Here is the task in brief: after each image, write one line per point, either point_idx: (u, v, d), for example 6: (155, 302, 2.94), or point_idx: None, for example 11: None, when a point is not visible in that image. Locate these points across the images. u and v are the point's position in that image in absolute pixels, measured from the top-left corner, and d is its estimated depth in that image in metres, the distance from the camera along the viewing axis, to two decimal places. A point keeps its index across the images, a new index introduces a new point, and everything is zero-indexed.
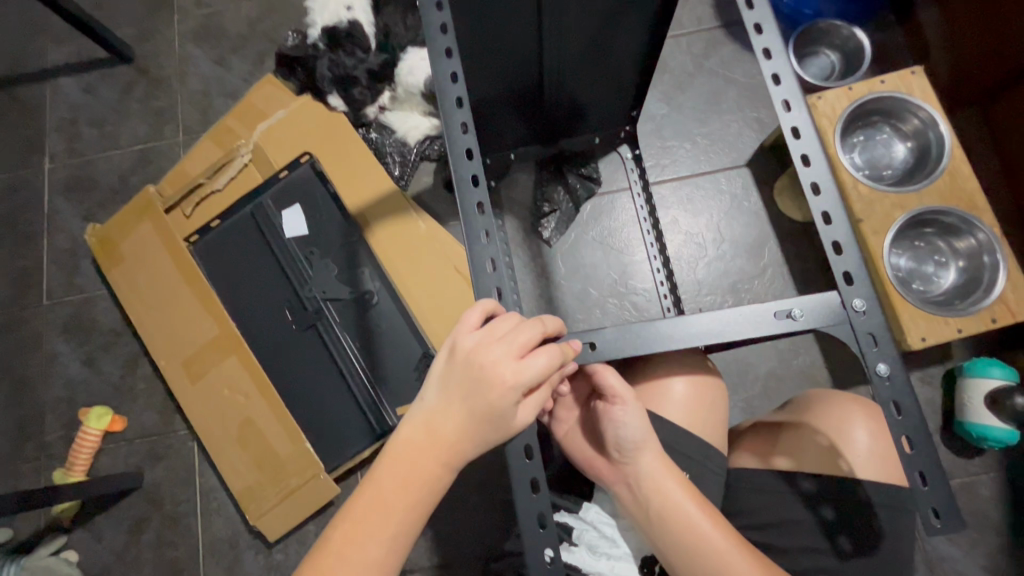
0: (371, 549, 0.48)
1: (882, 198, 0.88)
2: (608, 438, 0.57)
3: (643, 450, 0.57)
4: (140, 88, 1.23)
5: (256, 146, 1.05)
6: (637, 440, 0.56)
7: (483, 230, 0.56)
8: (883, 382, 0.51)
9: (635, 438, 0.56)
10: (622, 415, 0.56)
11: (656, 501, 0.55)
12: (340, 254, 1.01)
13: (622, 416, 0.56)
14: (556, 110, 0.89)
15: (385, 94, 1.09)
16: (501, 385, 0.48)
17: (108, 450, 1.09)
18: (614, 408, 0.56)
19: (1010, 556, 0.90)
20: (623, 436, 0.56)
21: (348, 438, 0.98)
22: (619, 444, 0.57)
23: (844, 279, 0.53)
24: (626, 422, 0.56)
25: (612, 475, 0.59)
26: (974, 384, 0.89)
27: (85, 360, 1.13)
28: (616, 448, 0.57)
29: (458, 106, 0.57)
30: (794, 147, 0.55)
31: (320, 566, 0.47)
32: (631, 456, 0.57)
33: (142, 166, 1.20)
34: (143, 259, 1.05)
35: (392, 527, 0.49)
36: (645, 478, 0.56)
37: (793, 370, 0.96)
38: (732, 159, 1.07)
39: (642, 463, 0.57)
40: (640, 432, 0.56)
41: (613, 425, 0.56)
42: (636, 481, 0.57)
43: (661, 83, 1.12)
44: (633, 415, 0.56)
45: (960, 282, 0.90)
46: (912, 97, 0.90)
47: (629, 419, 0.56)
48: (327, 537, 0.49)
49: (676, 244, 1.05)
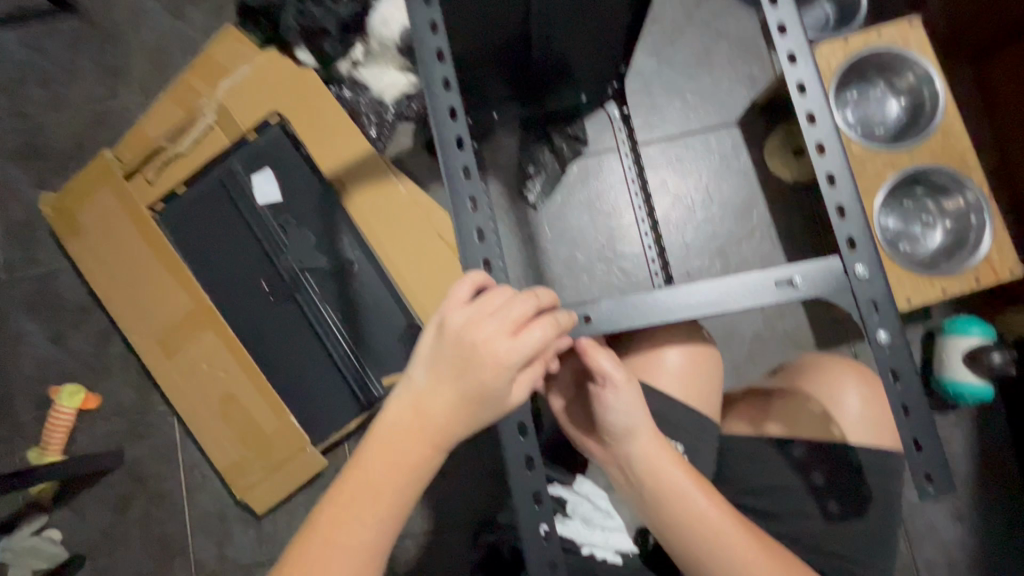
0: (361, 532, 0.46)
1: (874, 157, 0.86)
2: (600, 421, 0.57)
3: (636, 432, 0.56)
4: (88, 42, 1.13)
5: (220, 106, 0.98)
6: (628, 423, 0.55)
7: (469, 197, 0.53)
8: (882, 350, 0.52)
9: (625, 421, 0.55)
10: (613, 400, 0.55)
11: (649, 477, 0.55)
12: (318, 221, 0.96)
13: (611, 400, 0.55)
14: (542, 66, 0.84)
15: (358, 47, 1.00)
16: (494, 362, 0.46)
17: (84, 428, 1.06)
18: (605, 393, 0.55)
19: (977, 504, 0.94)
20: (613, 419, 0.55)
21: (334, 411, 0.96)
22: (612, 426, 0.56)
23: (848, 243, 0.53)
24: (616, 406, 0.55)
25: (606, 453, 0.59)
26: (953, 342, 0.90)
27: (52, 336, 1.08)
28: (607, 432, 0.57)
29: (439, 61, 0.54)
30: (800, 105, 0.54)
31: (309, 551, 0.46)
32: (622, 438, 0.56)
33: (97, 128, 1.11)
34: (104, 228, 0.99)
35: (383, 509, 0.47)
36: (639, 459, 0.56)
37: (779, 333, 0.96)
38: (723, 117, 1.04)
39: (634, 444, 0.56)
40: (632, 415, 0.55)
41: (603, 409, 0.55)
42: (628, 462, 0.56)
43: (650, 36, 1.07)
44: (624, 398, 0.55)
45: (947, 242, 0.90)
46: (909, 51, 0.87)
47: (620, 403, 0.55)
48: (314, 522, 0.47)
49: (665, 207, 1.03)
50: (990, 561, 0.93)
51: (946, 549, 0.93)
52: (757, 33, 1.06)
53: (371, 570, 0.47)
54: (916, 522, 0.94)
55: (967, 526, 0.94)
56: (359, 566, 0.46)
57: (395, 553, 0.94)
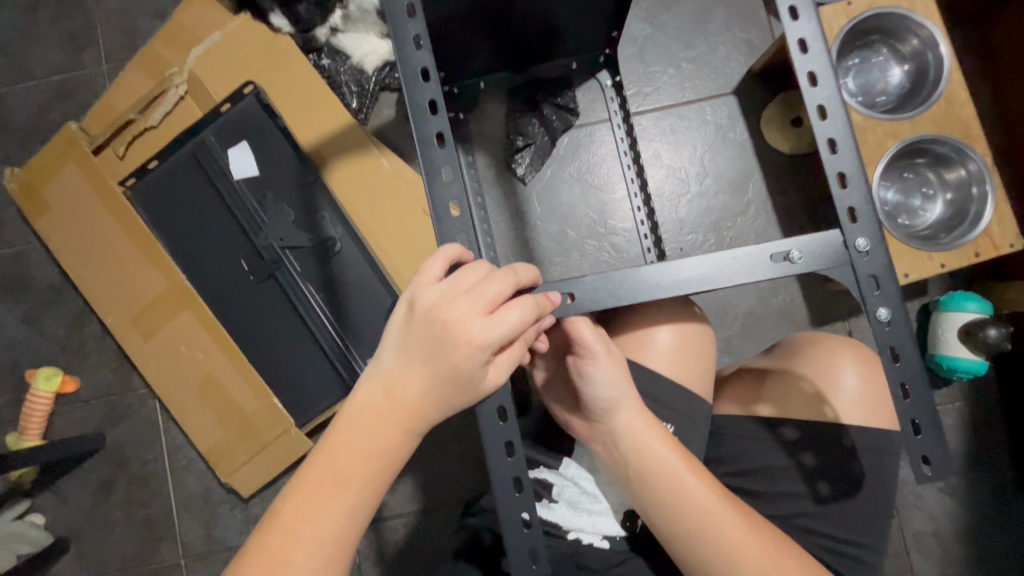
0: (328, 522, 0.44)
1: (875, 126, 0.83)
2: (580, 394, 0.55)
3: (617, 405, 0.54)
4: (50, 7, 1.07)
5: (191, 75, 0.93)
6: (609, 395, 0.54)
7: (444, 166, 0.51)
8: (882, 328, 0.50)
9: (607, 394, 0.54)
10: (592, 369, 0.53)
11: (635, 456, 0.54)
12: (297, 197, 0.93)
13: (591, 370, 0.53)
14: (529, 30, 0.79)
15: (337, 12, 0.96)
16: (467, 343, 0.44)
17: (63, 411, 1.03)
18: (584, 362, 0.53)
19: (968, 479, 0.94)
20: (592, 392, 0.54)
21: (317, 392, 0.94)
22: (592, 400, 0.54)
23: (848, 215, 0.51)
24: (594, 376, 0.53)
25: (586, 429, 0.57)
26: (949, 318, 0.88)
27: (25, 318, 1.04)
28: (587, 405, 0.55)
29: (411, 17, 0.50)
30: (801, 65, 0.51)
31: (272, 543, 0.43)
32: (605, 411, 0.54)
33: (63, 99, 1.06)
34: (72, 206, 0.95)
35: (352, 497, 0.45)
36: (622, 434, 0.54)
37: (773, 309, 0.94)
38: (719, 85, 1.00)
39: (617, 419, 0.54)
40: (612, 388, 0.53)
41: (582, 379, 0.54)
42: (612, 438, 0.55)
43: (644, 0, 1.02)
44: (604, 368, 0.53)
45: (946, 215, 0.87)
46: (914, 13, 0.83)
47: (599, 374, 0.53)
48: (278, 510, 0.44)
49: (658, 180, 1.00)
50: (979, 535, 0.93)
51: (935, 524, 0.93)
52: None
53: (340, 562, 0.45)
54: (906, 497, 0.94)
55: (957, 500, 0.94)
56: (326, 558, 0.44)
57: (382, 533, 0.93)
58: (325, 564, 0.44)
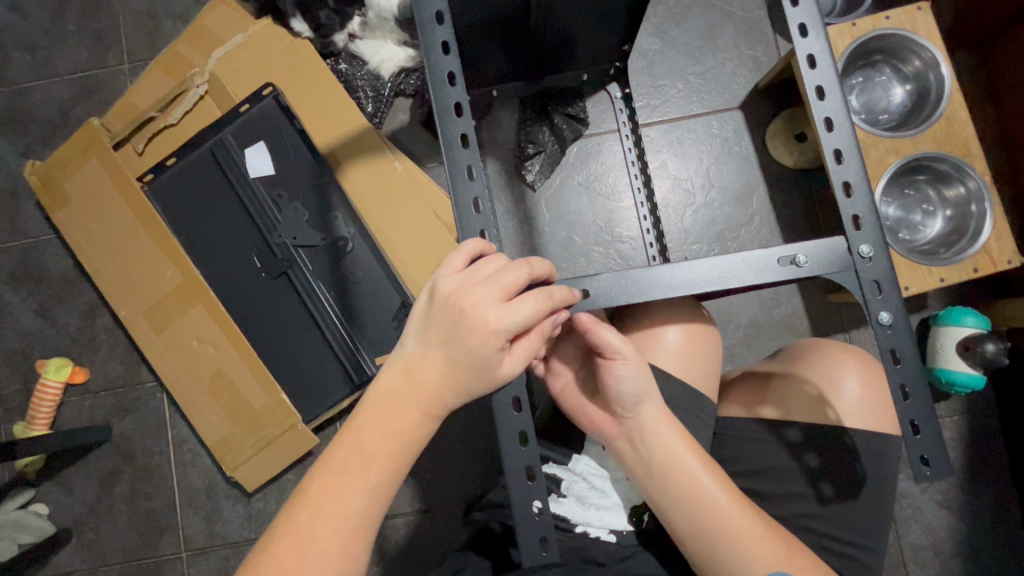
0: (352, 498, 0.46)
1: (879, 142, 0.85)
2: (609, 395, 0.56)
3: (644, 403, 0.56)
4: (75, 7, 1.10)
5: (212, 75, 0.95)
6: (639, 394, 0.55)
7: (467, 166, 0.53)
8: (884, 331, 0.51)
9: (636, 393, 0.55)
10: (623, 370, 0.54)
11: (659, 454, 0.56)
12: (311, 197, 0.95)
13: (621, 371, 0.54)
14: (542, 41, 0.82)
15: (355, 19, 0.98)
16: (482, 328, 0.45)
17: (70, 403, 1.04)
18: (614, 364, 0.54)
19: (963, 491, 0.95)
20: (622, 391, 0.55)
21: (325, 389, 0.95)
22: (621, 400, 0.55)
23: (853, 223, 0.53)
24: (626, 377, 0.54)
25: (614, 430, 0.58)
26: (948, 332, 0.90)
27: (38, 309, 1.06)
28: (617, 404, 0.56)
29: (439, 23, 0.53)
30: (809, 79, 0.53)
31: (300, 517, 0.45)
32: (633, 409, 0.56)
33: (83, 97, 1.08)
34: (91, 199, 0.97)
35: (376, 475, 0.47)
36: (650, 430, 0.56)
37: (774, 319, 0.95)
38: (726, 100, 1.03)
39: (644, 416, 0.56)
40: (642, 388, 0.55)
41: (613, 381, 0.55)
42: (639, 434, 0.56)
43: (654, 16, 1.05)
44: (633, 368, 0.54)
45: (946, 230, 0.89)
46: (916, 35, 0.85)
47: (629, 373, 0.54)
48: (306, 486, 0.46)
49: (664, 190, 1.02)
50: (975, 548, 0.94)
51: (933, 537, 0.94)
52: (763, 15, 1.04)
53: (363, 536, 0.46)
54: (903, 509, 0.95)
55: (954, 513, 0.95)
56: (350, 532, 0.46)
57: (384, 532, 0.94)
58: (351, 535, 0.46)
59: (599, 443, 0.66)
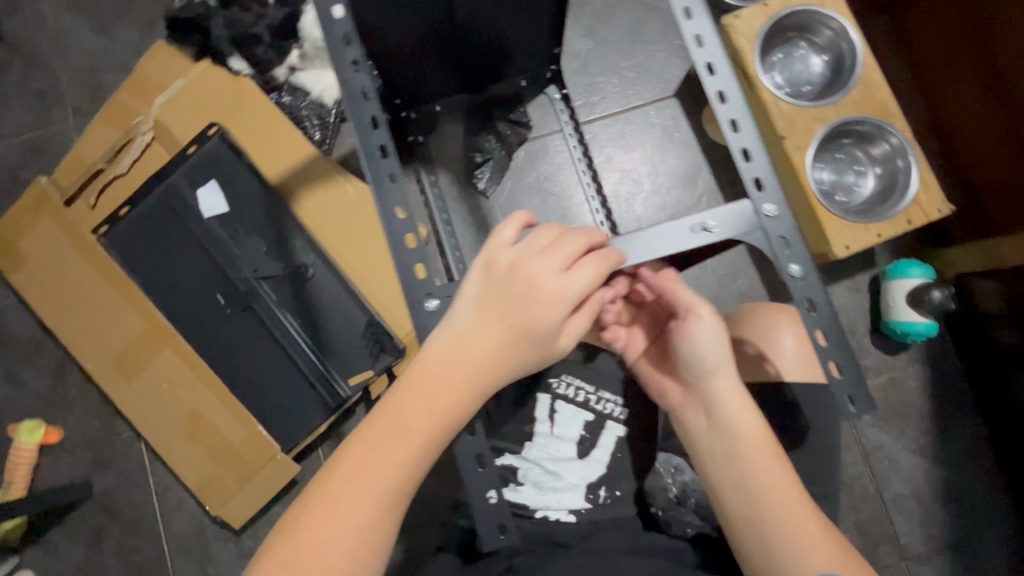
0: (381, 474, 0.47)
1: (803, 113, 0.89)
2: (683, 359, 0.59)
3: (717, 374, 0.58)
4: (15, 70, 1.11)
5: (156, 123, 0.97)
6: (713, 363, 0.58)
7: (388, 174, 0.55)
8: (798, 283, 0.54)
9: (710, 361, 0.58)
10: (696, 332, 0.57)
11: (727, 436, 0.57)
12: (267, 229, 0.96)
13: (695, 334, 0.58)
14: (479, 52, 0.80)
15: (293, 53, 1.01)
16: (541, 296, 0.48)
17: (48, 464, 1.03)
18: (689, 326, 0.58)
19: (933, 437, 0.98)
20: (697, 356, 0.58)
21: (301, 416, 0.95)
22: (694, 364, 0.59)
23: (755, 184, 0.55)
24: (698, 341, 0.57)
25: (681, 398, 0.61)
26: (895, 286, 0.94)
27: (5, 374, 1.05)
28: (690, 369, 0.59)
29: (346, 44, 0.55)
30: (699, 56, 0.56)
31: (329, 490, 0.46)
32: (704, 378, 0.59)
33: (32, 158, 1.09)
34: (48, 257, 0.97)
35: (410, 451, 0.47)
36: (717, 401, 0.58)
37: (732, 293, 0.99)
38: (661, 90, 1.07)
39: (715, 388, 0.58)
40: (715, 354, 0.58)
41: (687, 343, 0.58)
42: (709, 404, 0.58)
43: (583, 16, 1.08)
44: (708, 333, 0.57)
45: (879, 188, 0.93)
46: (823, 9, 0.90)
47: (704, 337, 0.57)
48: (340, 458, 0.47)
49: (613, 182, 1.05)
50: (953, 490, 0.97)
51: (912, 485, 0.97)
52: None
53: (390, 515, 0.47)
54: (880, 462, 0.98)
55: (928, 459, 0.98)
56: (377, 508, 0.47)
57: None
58: (374, 519, 0.46)
59: (547, 430, 0.73)
